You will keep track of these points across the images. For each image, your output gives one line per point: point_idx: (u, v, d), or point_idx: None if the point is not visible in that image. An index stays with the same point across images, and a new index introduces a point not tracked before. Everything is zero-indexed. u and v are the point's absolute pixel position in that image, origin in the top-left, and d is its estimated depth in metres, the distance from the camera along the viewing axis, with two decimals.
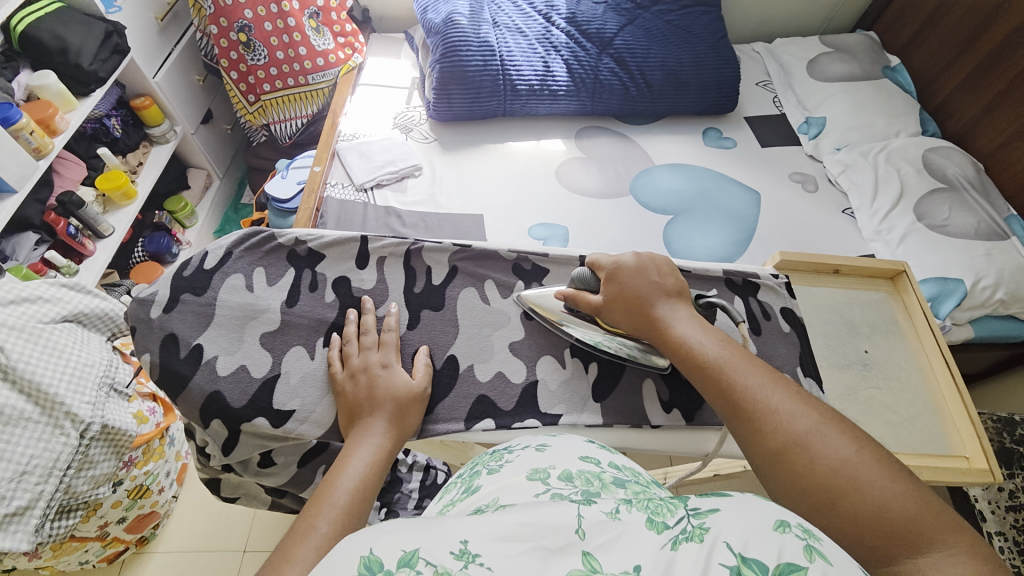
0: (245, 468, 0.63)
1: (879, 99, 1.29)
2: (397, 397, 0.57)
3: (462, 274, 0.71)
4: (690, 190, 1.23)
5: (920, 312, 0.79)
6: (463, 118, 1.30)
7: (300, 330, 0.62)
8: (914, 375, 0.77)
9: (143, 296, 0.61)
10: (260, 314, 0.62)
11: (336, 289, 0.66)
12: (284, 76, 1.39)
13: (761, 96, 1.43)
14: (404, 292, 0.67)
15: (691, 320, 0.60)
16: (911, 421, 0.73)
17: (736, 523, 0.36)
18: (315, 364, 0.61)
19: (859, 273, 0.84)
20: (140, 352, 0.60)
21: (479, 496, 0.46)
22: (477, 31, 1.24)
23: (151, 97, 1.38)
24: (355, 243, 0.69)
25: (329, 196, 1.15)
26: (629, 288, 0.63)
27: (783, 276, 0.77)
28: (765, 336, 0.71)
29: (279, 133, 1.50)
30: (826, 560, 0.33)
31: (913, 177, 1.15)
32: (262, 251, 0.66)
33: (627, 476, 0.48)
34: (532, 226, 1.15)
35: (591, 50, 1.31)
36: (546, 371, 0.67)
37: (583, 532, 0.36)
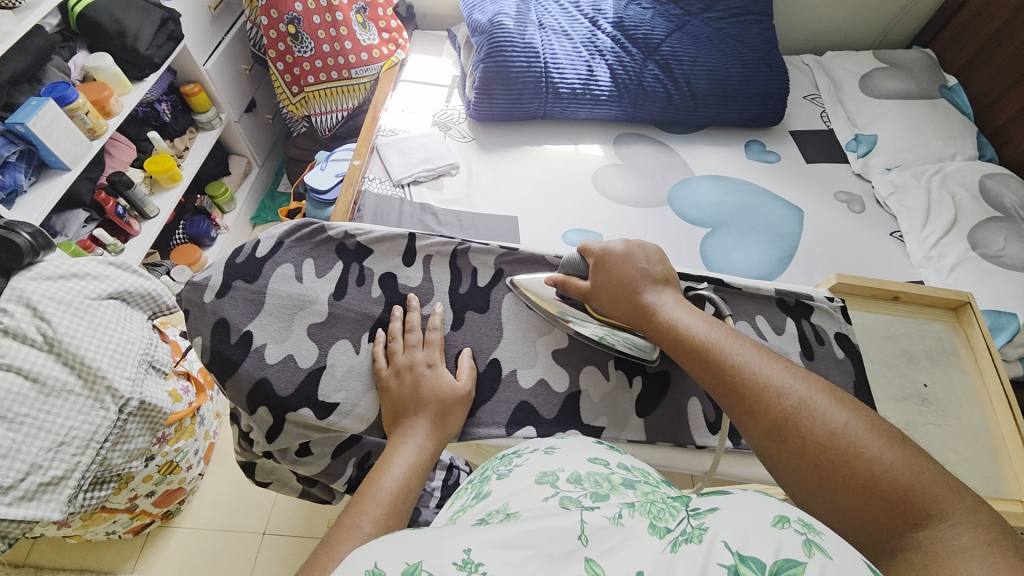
0: (282, 456, 0.63)
1: (936, 119, 1.24)
2: (442, 398, 0.57)
3: (507, 277, 0.70)
4: (730, 204, 1.20)
5: (984, 347, 0.76)
6: (501, 119, 1.30)
7: (347, 323, 0.63)
8: (972, 412, 0.74)
9: (198, 280, 0.62)
10: (308, 305, 0.63)
11: (382, 284, 0.66)
12: (328, 69, 1.41)
13: (809, 110, 1.39)
14: (449, 292, 0.67)
15: (680, 302, 0.60)
16: (967, 461, 0.70)
17: (734, 523, 0.35)
18: (360, 358, 0.61)
19: (918, 300, 0.80)
20: (192, 334, 0.61)
21: (490, 501, 0.46)
22: (523, 33, 1.23)
23: (200, 84, 1.42)
24: (403, 240, 0.69)
25: (366, 190, 1.16)
26: (617, 274, 0.62)
27: (838, 300, 0.74)
28: (818, 361, 0.69)
29: (319, 124, 1.52)
30: (825, 554, 0.32)
31: (968, 204, 1.10)
32: (312, 243, 0.67)
33: (637, 475, 0.48)
34: (566, 232, 1.14)
35: (636, 56, 1.30)
36: (589, 382, 0.66)
37: (586, 539, 0.36)
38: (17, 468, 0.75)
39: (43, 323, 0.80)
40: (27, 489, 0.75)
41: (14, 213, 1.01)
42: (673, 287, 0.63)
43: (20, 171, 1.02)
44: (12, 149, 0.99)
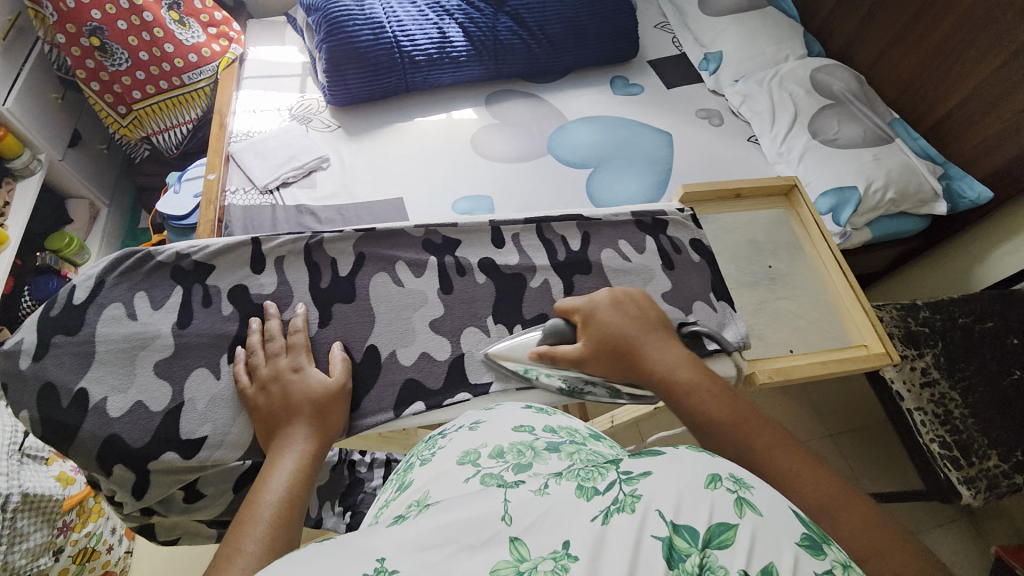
0: (168, 509, 0.60)
1: (766, 26, 1.34)
2: (315, 401, 0.57)
3: (371, 259, 0.70)
4: (604, 141, 1.24)
5: (813, 221, 0.86)
6: (364, 100, 1.23)
7: (201, 350, 0.61)
8: (816, 282, 0.83)
9: (8, 348, 0.57)
10: (151, 341, 0.60)
11: (233, 299, 0.64)
12: (155, 79, 1.24)
13: (660, 39, 1.46)
14: (311, 289, 0.66)
15: (685, 357, 0.61)
16: (817, 323, 0.79)
17: (666, 487, 0.34)
18: (221, 384, 0.59)
19: (757, 193, 0.89)
20: (17, 408, 0.56)
21: (410, 493, 0.46)
22: (361, 5, 1.16)
23: (4, 126, 1.20)
24: (247, 247, 0.66)
25: (231, 205, 1.06)
26: (608, 330, 0.63)
27: (689, 209, 0.83)
28: (679, 269, 0.77)
29: (163, 144, 1.35)
30: (756, 511, 0.33)
31: (804, 98, 1.21)
32: (140, 274, 0.63)
33: (561, 437, 0.50)
34: (454, 201, 1.12)
35: (485, 11, 1.26)
36: (472, 343, 0.68)
37: (510, 518, 0.34)
38: None
39: None
40: None
41: None
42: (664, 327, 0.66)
43: None
44: None
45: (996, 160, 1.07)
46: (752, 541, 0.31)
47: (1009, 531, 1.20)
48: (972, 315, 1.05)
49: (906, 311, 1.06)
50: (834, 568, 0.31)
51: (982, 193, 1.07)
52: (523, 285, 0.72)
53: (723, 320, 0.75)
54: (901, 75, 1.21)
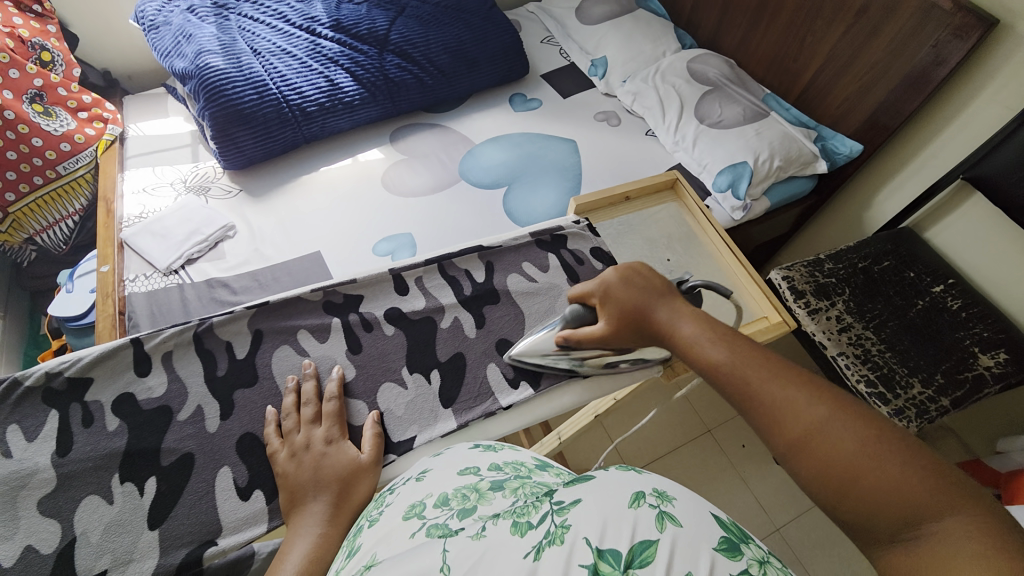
0: None
1: (640, 27, 1.42)
2: (343, 473, 0.59)
3: (269, 335, 0.71)
4: (514, 158, 1.27)
5: (698, 209, 0.91)
6: (263, 159, 1.19)
7: (88, 476, 0.59)
8: (711, 264, 0.88)
9: None
10: (31, 478, 0.58)
11: (118, 411, 0.63)
12: (28, 176, 1.14)
13: (549, 52, 1.53)
14: (207, 380, 0.67)
15: (697, 315, 0.59)
16: (718, 304, 0.83)
17: (595, 513, 0.38)
18: (117, 507, 0.58)
19: (644, 193, 0.94)
20: None
21: (358, 556, 0.44)
22: (238, 65, 1.13)
23: None
24: (129, 350, 0.67)
25: (132, 294, 0.99)
26: (623, 303, 0.64)
27: (583, 220, 0.88)
28: (583, 280, 0.81)
29: (48, 242, 1.24)
30: (675, 522, 0.37)
31: (686, 87, 1.29)
32: (10, 404, 0.62)
33: (506, 474, 0.50)
34: (374, 244, 1.11)
35: (370, 52, 1.26)
36: (390, 399, 0.69)
37: (448, 568, 0.36)
38: None
39: None
40: None
41: None
42: (668, 295, 0.63)
43: None
44: None
45: (860, 115, 1.16)
46: (670, 552, 0.35)
47: (958, 448, 1.30)
48: (869, 258, 1.15)
49: (812, 267, 1.14)
50: (749, 566, 0.35)
51: (853, 146, 1.18)
52: (433, 328, 0.75)
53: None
54: (763, 56, 1.33)
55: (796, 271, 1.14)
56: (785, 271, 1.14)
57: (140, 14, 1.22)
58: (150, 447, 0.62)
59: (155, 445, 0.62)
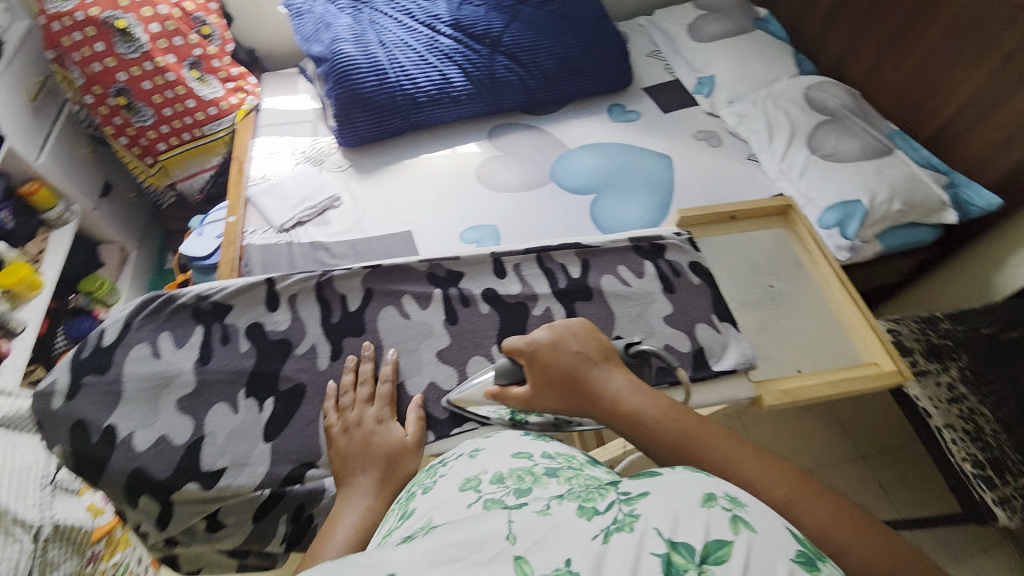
0: (193, 537, 0.64)
1: (756, 51, 1.35)
2: (389, 452, 0.63)
3: (378, 295, 0.77)
4: (607, 167, 1.28)
5: (811, 239, 0.87)
6: (373, 141, 1.28)
7: (218, 386, 0.68)
8: (817, 298, 0.83)
9: (44, 389, 0.65)
10: (174, 379, 0.67)
11: (249, 336, 0.72)
12: (178, 132, 1.30)
13: (650, 66, 1.49)
14: (323, 324, 0.74)
15: (634, 385, 0.61)
16: (821, 341, 0.79)
17: (665, 507, 0.38)
18: (239, 417, 0.66)
19: (751, 215, 0.91)
20: (51, 444, 0.63)
21: (414, 519, 0.47)
22: (366, 53, 1.23)
23: (40, 180, 1.26)
24: (263, 287, 0.75)
25: (249, 245, 1.12)
26: (555, 366, 0.64)
27: (685, 233, 0.85)
28: (680, 291, 0.79)
29: (187, 189, 1.39)
30: (750, 528, 0.37)
31: (799, 115, 1.23)
32: (164, 316, 0.71)
33: (559, 463, 0.51)
34: (463, 231, 1.16)
35: (482, 51, 1.32)
36: (478, 368, 0.73)
37: (514, 537, 0.37)
38: None
39: None
40: None
41: None
42: (606, 360, 0.64)
43: None
44: None
45: (1000, 165, 1.06)
46: (746, 555, 0.34)
47: None
48: (997, 325, 1.03)
49: (926, 325, 1.05)
50: None
51: (991, 200, 1.06)
52: (525, 313, 0.77)
53: (726, 341, 0.76)
54: (894, 91, 1.23)
55: (906, 326, 1.05)
56: (893, 325, 1.04)
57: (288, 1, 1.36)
58: (274, 371, 0.70)
59: (275, 370, 0.70)
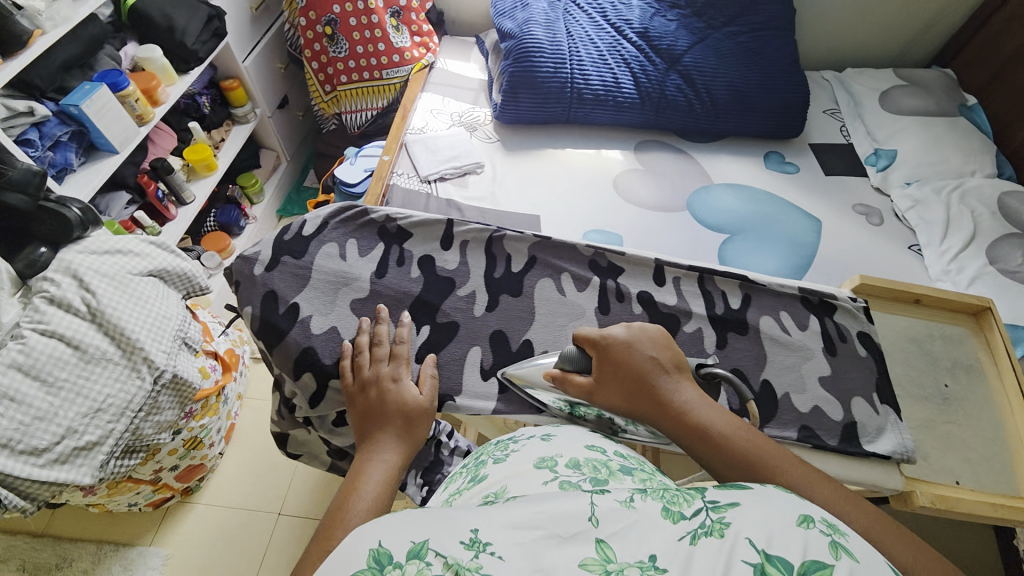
0: (320, 425, 0.72)
1: (953, 135, 1.25)
2: (405, 409, 0.63)
3: (540, 264, 0.80)
4: (750, 212, 1.22)
5: (1004, 351, 0.80)
6: (527, 121, 1.33)
7: (386, 299, 0.75)
8: (991, 414, 0.77)
9: (249, 254, 0.75)
10: (352, 282, 0.75)
11: (421, 266, 0.78)
12: (360, 70, 1.43)
13: (827, 124, 1.40)
14: (486, 276, 0.78)
15: (703, 398, 0.61)
16: (989, 461, 0.73)
17: (755, 520, 0.37)
18: (394, 331, 0.71)
19: (938, 305, 0.85)
20: (243, 304, 0.72)
21: (488, 485, 0.51)
22: (552, 40, 1.27)
23: (239, 79, 1.39)
24: (442, 226, 0.81)
25: (394, 184, 1.20)
26: (626, 363, 0.63)
27: (861, 301, 0.80)
28: (841, 358, 0.75)
29: (348, 122, 1.54)
30: (851, 556, 0.35)
31: (987, 219, 1.13)
32: (356, 224, 0.80)
33: (632, 463, 0.52)
34: (585, 232, 1.16)
35: (659, 65, 1.31)
36: None
37: (596, 520, 0.37)
38: (53, 431, 0.80)
39: (88, 294, 0.86)
40: (61, 453, 0.80)
41: (63, 190, 0.96)
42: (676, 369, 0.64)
43: (71, 151, 0.97)
44: (63, 130, 0.94)
45: None
46: None
47: None
48: None
49: None
50: None
51: None
52: (677, 326, 0.75)
53: (883, 425, 0.70)
54: None
55: None
56: None
57: None
58: (435, 303, 0.75)
59: (437, 302, 0.75)
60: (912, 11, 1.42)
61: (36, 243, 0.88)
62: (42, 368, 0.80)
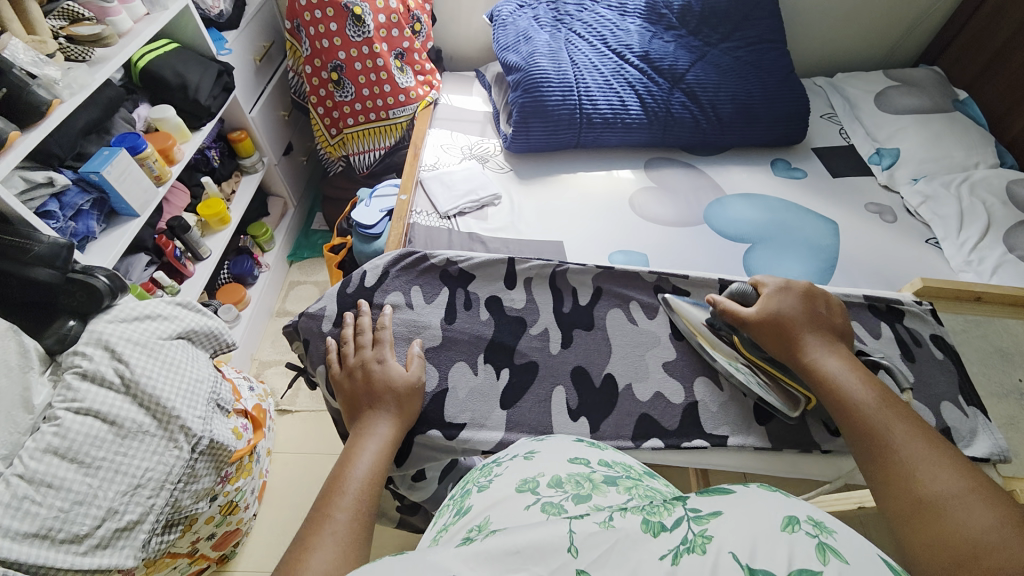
0: (401, 483, 0.73)
1: (952, 130, 1.31)
2: (391, 386, 0.67)
3: (607, 295, 0.84)
4: (765, 219, 1.23)
5: None
6: (537, 150, 1.35)
7: (462, 345, 0.77)
8: None
9: (315, 312, 0.78)
10: (424, 329, 0.77)
11: (489, 307, 0.81)
12: (367, 111, 1.44)
13: (826, 127, 1.45)
14: (555, 311, 0.82)
15: (852, 364, 0.67)
16: None
17: (738, 528, 0.37)
18: (478, 378, 0.75)
19: (996, 300, 0.87)
20: (316, 363, 0.75)
21: (470, 516, 0.46)
22: (559, 71, 1.31)
23: (247, 130, 1.40)
24: (504, 265, 0.85)
25: (415, 223, 1.20)
26: (779, 309, 0.73)
27: (926, 303, 0.83)
28: (920, 362, 0.77)
29: (357, 163, 1.54)
30: (840, 559, 0.35)
31: (999, 209, 1.17)
32: (417, 271, 0.83)
33: (618, 472, 0.51)
34: (612, 252, 1.16)
35: (663, 85, 1.36)
36: (703, 392, 0.76)
37: (576, 550, 0.37)
38: (93, 514, 0.75)
39: (120, 365, 0.83)
40: (102, 537, 0.75)
41: (88, 259, 0.95)
42: (838, 334, 0.72)
43: (93, 219, 0.97)
44: (85, 198, 0.93)
45: None
46: None
47: None
48: None
49: None
50: None
51: None
52: None
53: (975, 427, 0.72)
54: None
55: None
56: None
57: (495, 13, 1.48)
58: (510, 346, 0.78)
59: (512, 344, 0.78)
60: (891, 16, 1.51)
61: (64, 316, 0.86)
62: (79, 449, 0.76)
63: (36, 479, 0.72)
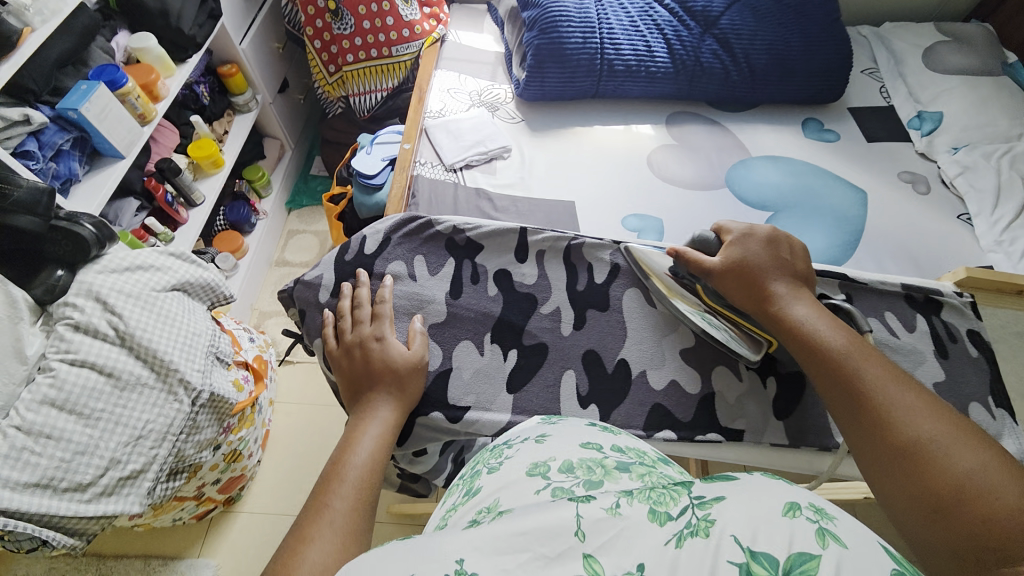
0: (402, 458, 0.72)
1: (1004, 95, 1.20)
2: (390, 367, 0.65)
3: (624, 273, 0.80)
4: (791, 184, 1.16)
5: None
6: (551, 99, 1.25)
7: (467, 322, 0.74)
8: None
9: (312, 280, 0.74)
10: (427, 304, 0.74)
11: (498, 282, 0.78)
12: (368, 47, 1.33)
13: (867, 85, 1.33)
14: (569, 290, 0.78)
15: (818, 309, 0.66)
16: None
17: (742, 513, 0.35)
18: (483, 359, 0.73)
19: None
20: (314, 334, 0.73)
21: (480, 498, 0.45)
22: (579, 8, 1.18)
23: (237, 64, 1.29)
24: (516, 236, 0.80)
25: (419, 175, 1.13)
26: (744, 256, 0.71)
27: (967, 295, 0.79)
28: (953, 359, 0.74)
29: (357, 106, 1.44)
30: (839, 543, 0.33)
31: None
32: (422, 237, 0.79)
33: (631, 458, 0.49)
34: (624, 217, 1.10)
35: (694, 30, 1.23)
36: (723, 382, 0.74)
37: (583, 534, 0.35)
38: (96, 464, 0.75)
39: (114, 318, 0.80)
40: (106, 485, 0.76)
41: (72, 204, 0.90)
42: (800, 279, 0.71)
43: (74, 160, 0.90)
44: (64, 137, 0.87)
45: None
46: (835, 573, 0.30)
47: None
48: None
49: None
50: None
51: None
52: None
53: (1002, 430, 0.70)
54: None
55: None
56: None
57: None
58: (518, 324, 0.75)
59: (521, 323, 0.75)
60: None
61: (50, 266, 0.81)
62: (77, 401, 0.75)
63: (34, 431, 0.72)
